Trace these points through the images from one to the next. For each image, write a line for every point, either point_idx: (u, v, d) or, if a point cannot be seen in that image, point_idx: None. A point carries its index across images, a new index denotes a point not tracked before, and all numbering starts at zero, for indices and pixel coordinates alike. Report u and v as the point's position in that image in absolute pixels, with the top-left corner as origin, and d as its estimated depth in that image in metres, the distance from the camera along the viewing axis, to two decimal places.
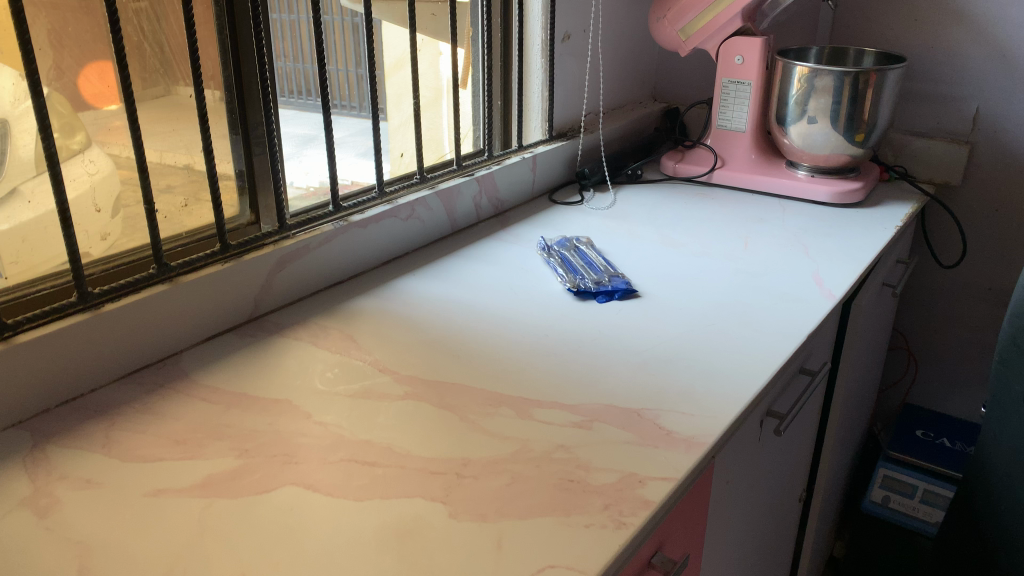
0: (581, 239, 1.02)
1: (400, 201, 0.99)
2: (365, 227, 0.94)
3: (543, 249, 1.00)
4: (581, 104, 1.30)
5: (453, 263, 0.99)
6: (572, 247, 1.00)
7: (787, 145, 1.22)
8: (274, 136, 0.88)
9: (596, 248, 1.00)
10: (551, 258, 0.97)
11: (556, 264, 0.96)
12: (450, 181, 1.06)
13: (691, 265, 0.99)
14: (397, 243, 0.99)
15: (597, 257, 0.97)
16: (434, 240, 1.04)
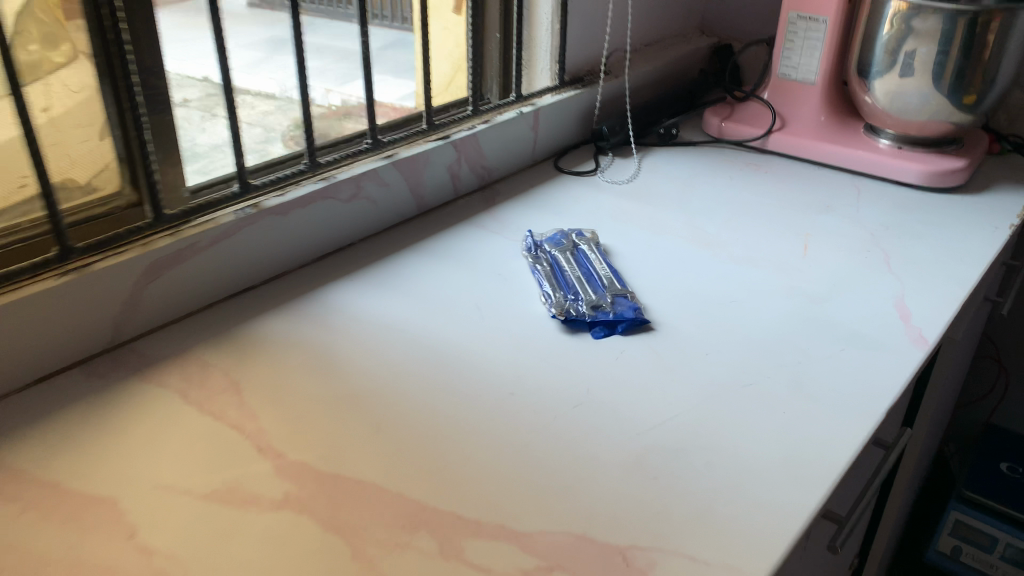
0: (582, 236, 0.76)
1: (339, 177, 0.73)
2: (285, 214, 0.69)
3: (528, 252, 0.74)
4: (605, 39, 1.01)
5: (403, 263, 0.74)
6: (568, 249, 0.74)
7: (869, 104, 0.93)
8: (148, 87, 0.62)
9: (600, 251, 0.74)
10: (536, 266, 0.72)
11: (542, 275, 0.70)
12: (415, 147, 0.80)
13: (729, 278, 0.73)
14: (334, 231, 0.74)
15: (599, 267, 0.72)
16: (389, 226, 0.79)
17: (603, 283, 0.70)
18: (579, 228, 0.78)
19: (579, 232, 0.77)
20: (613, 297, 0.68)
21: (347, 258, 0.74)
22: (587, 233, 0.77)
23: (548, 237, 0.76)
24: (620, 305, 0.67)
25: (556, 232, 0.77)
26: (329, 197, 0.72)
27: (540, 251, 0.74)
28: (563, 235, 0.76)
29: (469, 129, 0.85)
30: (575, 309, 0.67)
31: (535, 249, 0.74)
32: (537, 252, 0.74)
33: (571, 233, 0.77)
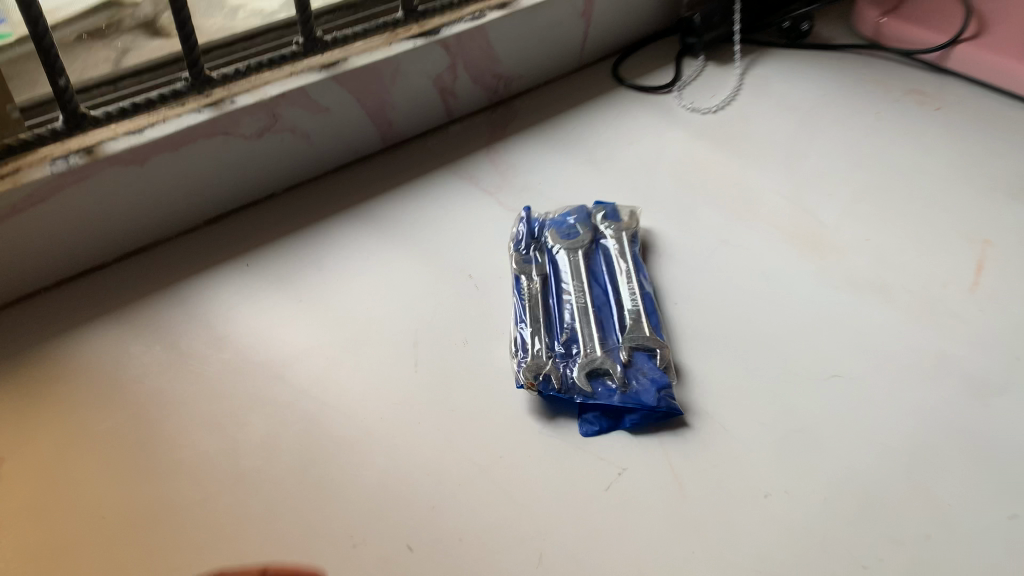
0: (611, 223, 0.48)
1: (240, 101, 0.47)
2: (141, 161, 0.45)
3: (516, 245, 0.47)
4: None
5: (330, 250, 0.49)
6: (582, 248, 0.47)
7: None
8: None
9: (635, 257, 0.47)
10: (522, 277, 0.45)
11: (524, 300, 0.44)
12: (379, 49, 0.52)
13: (837, 326, 0.45)
14: (234, 180, 0.50)
15: (623, 291, 0.45)
16: (334, 175, 0.54)
17: (621, 329, 0.43)
18: (612, 206, 0.50)
19: (612, 215, 0.49)
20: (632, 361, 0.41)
21: (253, 227, 0.51)
22: (621, 219, 0.49)
23: (556, 219, 0.49)
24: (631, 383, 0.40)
25: (572, 209, 0.49)
26: (225, 132, 0.47)
27: (538, 246, 0.47)
28: (581, 218, 0.49)
29: (473, 20, 0.55)
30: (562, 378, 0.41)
31: (530, 241, 0.47)
32: (531, 249, 0.47)
33: (595, 216, 0.49)
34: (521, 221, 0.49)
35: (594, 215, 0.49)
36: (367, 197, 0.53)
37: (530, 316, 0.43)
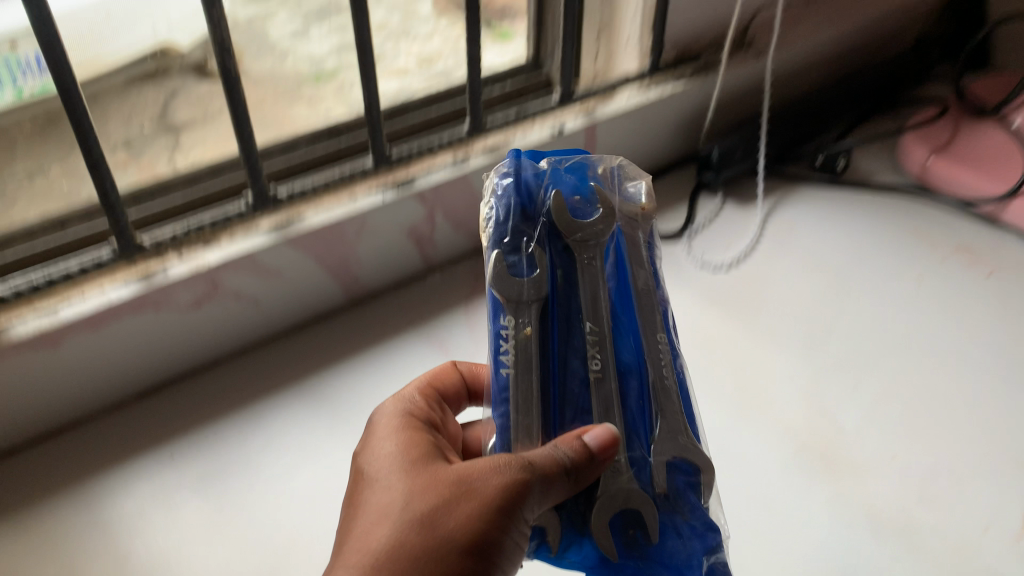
0: (628, 202, 0.35)
1: (172, 275, 0.42)
2: (54, 346, 0.40)
3: (499, 234, 0.32)
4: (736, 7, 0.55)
5: (273, 439, 0.44)
6: (597, 251, 0.33)
7: None
8: None
9: (658, 271, 0.34)
10: (504, 309, 0.30)
11: (511, 372, 0.29)
12: (341, 205, 0.46)
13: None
14: (168, 353, 0.45)
15: (656, 358, 0.31)
16: (288, 338, 0.49)
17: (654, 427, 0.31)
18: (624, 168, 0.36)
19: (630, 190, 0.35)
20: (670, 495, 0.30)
21: (191, 404, 0.45)
22: (641, 200, 0.35)
23: (551, 179, 0.34)
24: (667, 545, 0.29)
25: (574, 163, 0.35)
26: (154, 306, 0.42)
27: (529, 232, 0.33)
28: (587, 188, 0.34)
29: (452, 165, 0.49)
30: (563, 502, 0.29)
31: (516, 225, 0.32)
32: (520, 245, 0.32)
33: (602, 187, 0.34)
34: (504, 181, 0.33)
35: (606, 179, 0.35)
36: (323, 367, 0.48)
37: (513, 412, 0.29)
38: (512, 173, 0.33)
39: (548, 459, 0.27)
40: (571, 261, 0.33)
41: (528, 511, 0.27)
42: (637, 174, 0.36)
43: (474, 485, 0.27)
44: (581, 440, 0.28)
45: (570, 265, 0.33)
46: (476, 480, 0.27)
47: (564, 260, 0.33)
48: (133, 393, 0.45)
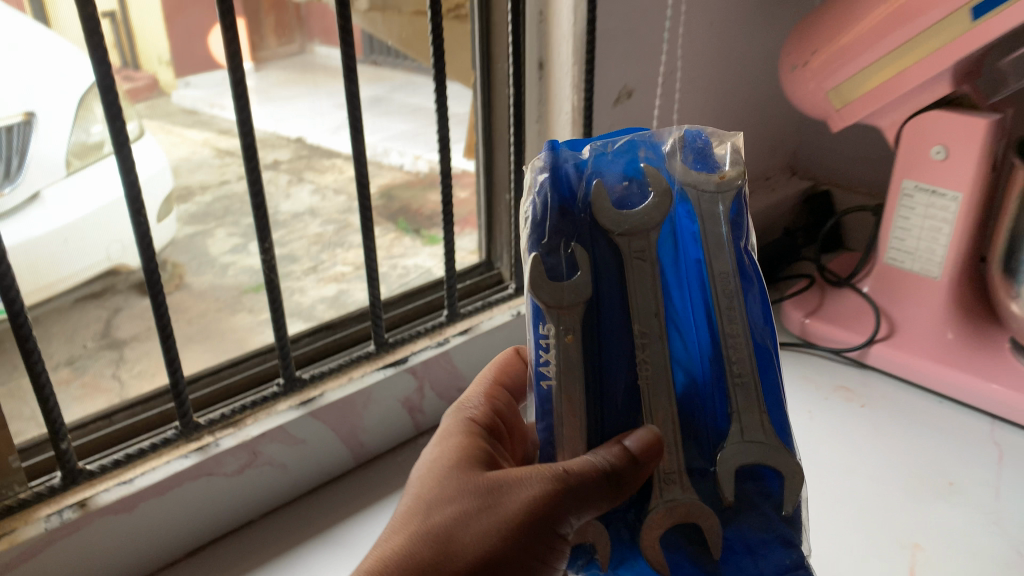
0: (710, 173, 0.39)
1: (224, 445, 0.52)
2: (130, 508, 0.49)
3: (538, 237, 0.37)
4: None
5: None
6: (646, 243, 0.38)
7: (1016, 316, 0.65)
8: None
9: (737, 252, 0.39)
10: (544, 317, 0.36)
11: (550, 382, 0.37)
12: (352, 382, 0.58)
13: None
14: (215, 515, 0.54)
15: (726, 356, 0.38)
16: (316, 494, 0.59)
17: (722, 437, 0.38)
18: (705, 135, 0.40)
19: (695, 157, 0.40)
20: (734, 502, 0.37)
21: (234, 557, 0.54)
22: (721, 169, 0.39)
23: (596, 160, 0.39)
24: (737, 559, 0.37)
25: (641, 138, 0.40)
26: (207, 472, 0.52)
27: (571, 227, 0.38)
28: (637, 167, 0.39)
29: (436, 346, 0.62)
30: (616, 533, 0.38)
31: (555, 221, 0.37)
32: (558, 245, 0.37)
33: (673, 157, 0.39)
34: (544, 171, 0.38)
35: (674, 152, 0.40)
36: (342, 520, 0.57)
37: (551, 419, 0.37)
38: (552, 164, 0.38)
39: (583, 470, 0.35)
40: (617, 251, 0.38)
41: (575, 504, 0.35)
42: (722, 138, 0.41)
43: (529, 480, 0.36)
44: (625, 446, 0.36)
45: (618, 257, 0.38)
46: (531, 475, 0.36)
47: (611, 253, 0.38)
48: (184, 552, 0.53)
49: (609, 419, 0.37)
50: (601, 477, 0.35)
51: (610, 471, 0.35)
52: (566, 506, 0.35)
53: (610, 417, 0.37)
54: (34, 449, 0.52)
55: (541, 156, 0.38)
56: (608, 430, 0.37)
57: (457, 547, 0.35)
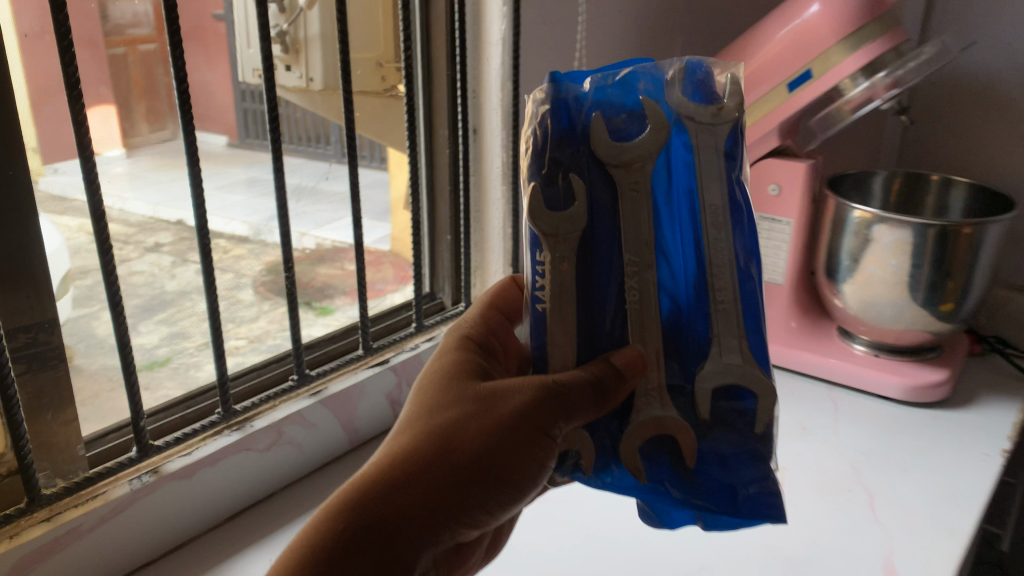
0: (708, 106, 0.47)
1: (257, 425, 0.66)
2: (189, 475, 0.61)
3: (538, 167, 0.46)
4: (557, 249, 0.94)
5: None
6: (638, 176, 0.46)
7: (840, 308, 0.87)
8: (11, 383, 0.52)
9: (730, 183, 0.47)
10: (541, 244, 0.45)
11: (544, 305, 0.46)
12: (348, 378, 0.74)
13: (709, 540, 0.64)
14: (248, 485, 0.66)
15: (710, 283, 0.46)
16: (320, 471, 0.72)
17: (703, 357, 0.47)
18: (705, 65, 0.48)
19: (694, 89, 0.47)
20: (709, 420, 0.47)
21: (263, 520, 0.66)
22: (718, 102, 0.47)
23: (597, 94, 0.47)
24: (709, 469, 0.46)
25: (643, 73, 0.48)
26: (245, 447, 0.64)
27: (570, 158, 0.46)
28: (637, 101, 0.47)
29: (410, 350, 0.79)
30: (602, 443, 0.47)
31: (553, 151, 0.46)
32: (556, 176, 0.46)
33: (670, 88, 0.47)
34: (547, 103, 0.46)
35: (674, 82, 0.47)
36: None
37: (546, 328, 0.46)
38: (554, 97, 0.46)
39: (567, 380, 0.44)
40: (610, 181, 0.46)
41: (560, 406, 0.44)
42: (724, 68, 0.48)
43: (525, 386, 0.45)
44: (610, 363, 0.45)
45: (612, 185, 0.46)
46: (526, 383, 0.45)
47: (605, 183, 0.46)
48: (225, 518, 0.65)
49: (597, 333, 0.47)
50: (587, 385, 0.44)
51: (596, 380, 0.44)
52: (553, 410, 0.44)
53: (600, 335, 0.47)
54: (95, 440, 0.63)
55: (545, 88, 0.46)
56: (597, 344, 0.47)
57: (460, 438, 0.45)
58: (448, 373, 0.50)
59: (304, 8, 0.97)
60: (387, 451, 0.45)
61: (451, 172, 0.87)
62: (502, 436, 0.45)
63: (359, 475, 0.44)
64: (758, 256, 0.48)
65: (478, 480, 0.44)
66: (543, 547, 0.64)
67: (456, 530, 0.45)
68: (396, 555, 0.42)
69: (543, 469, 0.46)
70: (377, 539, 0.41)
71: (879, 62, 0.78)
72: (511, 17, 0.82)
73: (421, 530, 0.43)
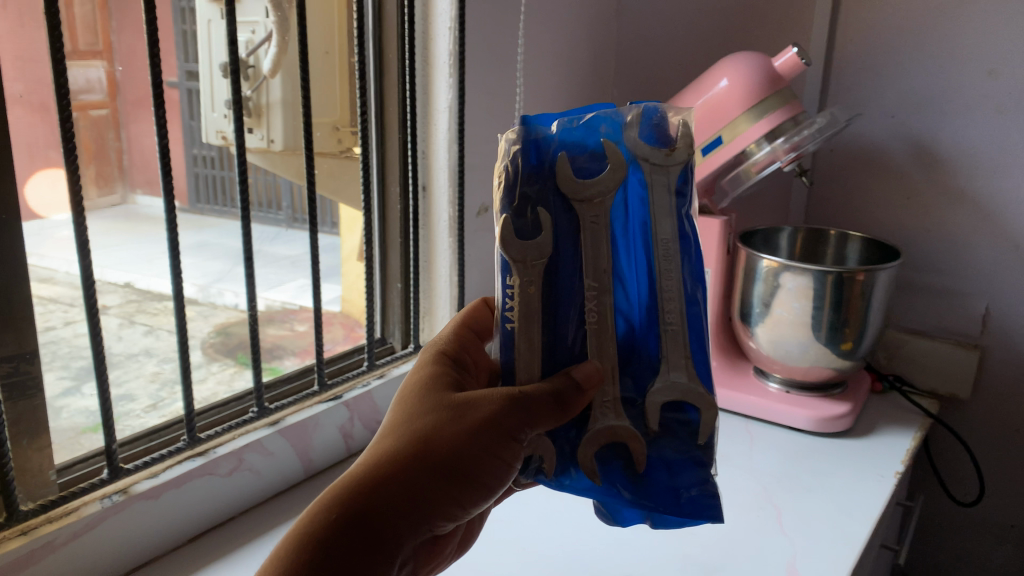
0: (663, 148, 0.53)
1: (218, 452, 0.71)
2: (157, 495, 0.66)
3: (509, 200, 0.52)
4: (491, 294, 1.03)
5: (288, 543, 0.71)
6: (598, 210, 0.52)
7: (754, 349, 0.97)
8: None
9: (679, 218, 0.53)
10: (511, 269, 0.51)
11: (513, 324, 0.52)
12: (304, 410, 0.80)
13: (633, 553, 0.71)
14: (210, 508, 0.71)
15: (660, 307, 0.53)
16: (275, 496, 0.78)
17: (654, 373, 0.53)
18: (661, 109, 0.54)
19: (649, 131, 0.54)
20: (658, 431, 0.53)
21: (224, 540, 0.71)
22: (671, 145, 0.53)
23: (563, 134, 0.53)
24: (657, 473, 0.53)
25: (605, 117, 0.54)
26: (208, 472, 0.70)
27: (538, 193, 0.52)
28: (598, 142, 0.54)
29: (363, 387, 0.86)
30: (562, 448, 0.53)
31: (522, 186, 0.52)
32: (525, 210, 0.52)
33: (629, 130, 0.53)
34: (517, 143, 0.52)
35: (632, 125, 0.54)
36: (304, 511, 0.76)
37: (513, 346, 0.52)
38: (524, 137, 0.53)
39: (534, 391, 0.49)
40: (575, 216, 0.53)
41: (526, 414, 0.49)
42: (678, 111, 0.55)
43: (494, 397, 0.50)
44: (572, 375, 0.50)
45: (576, 219, 0.53)
46: (497, 392, 0.50)
47: (568, 215, 0.53)
48: (187, 538, 0.70)
49: (559, 349, 0.52)
50: (551, 395, 0.49)
51: (559, 391, 0.49)
52: (520, 417, 0.49)
53: (562, 350, 0.52)
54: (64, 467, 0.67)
55: (516, 130, 0.53)
56: (558, 360, 0.52)
57: (437, 442, 0.50)
58: (424, 385, 0.55)
59: (266, 77, 1.05)
60: (370, 453, 0.50)
61: (401, 225, 0.95)
62: (473, 441, 0.50)
63: (348, 473, 0.48)
64: (703, 284, 0.54)
65: (453, 479, 0.49)
66: (481, 558, 0.70)
67: (432, 524, 0.50)
68: (378, 543, 0.46)
69: (510, 470, 0.51)
70: (363, 528, 0.46)
71: (780, 129, 0.89)
72: (457, 87, 0.89)
73: (401, 524, 0.47)
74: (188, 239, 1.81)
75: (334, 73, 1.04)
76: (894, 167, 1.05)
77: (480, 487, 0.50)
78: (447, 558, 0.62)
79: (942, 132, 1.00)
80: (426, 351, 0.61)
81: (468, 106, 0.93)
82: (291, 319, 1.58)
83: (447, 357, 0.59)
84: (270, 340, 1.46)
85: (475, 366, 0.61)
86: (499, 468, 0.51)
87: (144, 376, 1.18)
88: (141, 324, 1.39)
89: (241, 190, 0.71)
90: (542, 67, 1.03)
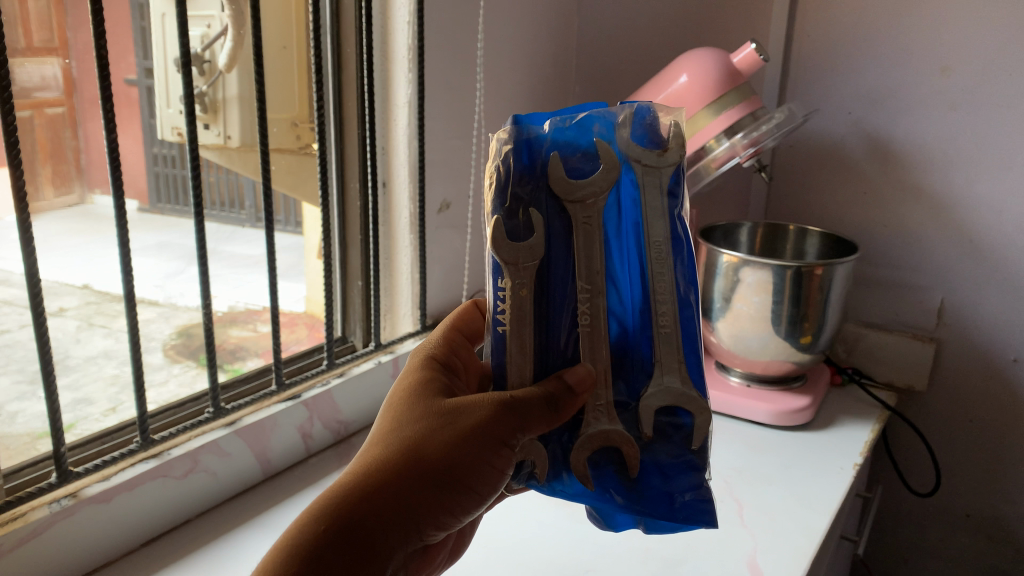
0: (657, 146, 0.53)
1: (174, 454, 0.70)
2: (108, 499, 0.64)
3: (501, 201, 0.51)
4: (451, 290, 1.03)
5: (246, 546, 0.69)
6: (591, 211, 0.52)
7: (716, 344, 0.97)
8: None
9: (672, 219, 0.52)
10: (502, 271, 0.51)
11: (504, 327, 0.51)
12: (263, 410, 0.79)
13: (595, 548, 0.71)
14: (165, 511, 0.69)
15: (653, 310, 0.52)
16: (233, 498, 0.76)
17: (647, 377, 0.53)
18: (653, 109, 0.53)
19: (642, 132, 0.53)
20: (652, 436, 0.53)
21: (179, 544, 0.69)
22: (663, 145, 0.53)
23: (556, 134, 0.53)
24: (650, 477, 0.52)
25: (598, 117, 0.53)
26: (162, 474, 0.68)
27: (530, 194, 0.52)
28: (591, 142, 0.53)
29: (322, 386, 0.85)
30: (554, 453, 0.53)
31: (514, 187, 0.51)
32: (517, 211, 0.51)
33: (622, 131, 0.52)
34: (510, 143, 0.52)
35: (624, 124, 0.53)
36: (262, 513, 0.74)
37: (506, 350, 0.52)
38: (516, 137, 0.52)
39: (525, 395, 0.49)
40: (568, 217, 0.52)
41: (517, 419, 0.49)
42: (669, 112, 0.54)
43: (485, 401, 0.50)
44: (563, 379, 0.50)
45: (568, 220, 0.52)
46: (487, 397, 0.50)
47: (562, 216, 0.52)
48: (140, 543, 0.68)
49: (552, 353, 0.52)
50: (543, 399, 0.49)
51: (551, 395, 0.49)
52: (512, 422, 0.49)
53: (554, 354, 0.52)
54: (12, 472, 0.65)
55: (509, 129, 0.52)
56: (551, 364, 0.52)
57: (427, 448, 0.49)
58: (413, 391, 0.54)
59: (222, 72, 1.04)
60: (358, 460, 0.49)
61: (362, 222, 0.94)
62: (464, 446, 0.49)
63: (337, 480, 0.48)
64: (696, 286, 0.54)
65: (443, 486, 0.49)
66: None
67: (422, 533, 0.49)
68: (367, 553, 0.45)
69: (501, 476, 0.51)
70: (351, 538, 0.45)
71: (738, 125, 0.90)
72: (416, 82, 0.88)
73: (391, 532, 0.47)
74: (147, 238, 1.77)
75: (292, 69, 1.03)
76: (852, 163, 1.06)
77: (470, 494, 0.50)
78: (438, 564, 0.62)
79: (897, 127, 1.01)
80: (413, 355, 0.60)
81: (429, 102, 0.92)
82: (254, 320, 1.55)
83: (434, 359, 0.59)
84: (233, 341, 1.43)
85: (466, 371, 0.61)
86: (491, 474, 0.50)
87: (103, 380, 1.15)
88: (100, 326, 1.36)
89: (194, 185, 0.70)
90: (502, 63, 1.03)
